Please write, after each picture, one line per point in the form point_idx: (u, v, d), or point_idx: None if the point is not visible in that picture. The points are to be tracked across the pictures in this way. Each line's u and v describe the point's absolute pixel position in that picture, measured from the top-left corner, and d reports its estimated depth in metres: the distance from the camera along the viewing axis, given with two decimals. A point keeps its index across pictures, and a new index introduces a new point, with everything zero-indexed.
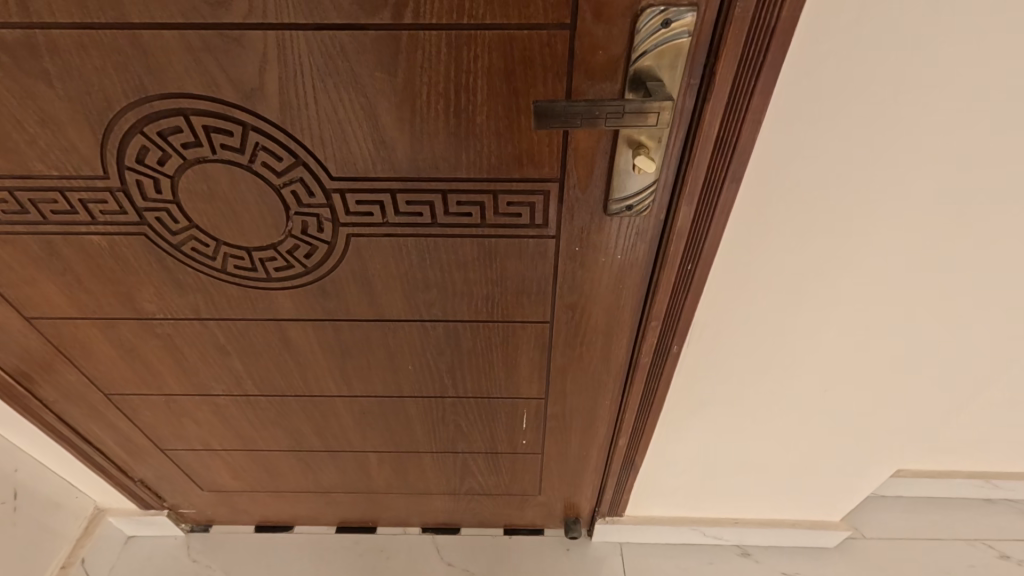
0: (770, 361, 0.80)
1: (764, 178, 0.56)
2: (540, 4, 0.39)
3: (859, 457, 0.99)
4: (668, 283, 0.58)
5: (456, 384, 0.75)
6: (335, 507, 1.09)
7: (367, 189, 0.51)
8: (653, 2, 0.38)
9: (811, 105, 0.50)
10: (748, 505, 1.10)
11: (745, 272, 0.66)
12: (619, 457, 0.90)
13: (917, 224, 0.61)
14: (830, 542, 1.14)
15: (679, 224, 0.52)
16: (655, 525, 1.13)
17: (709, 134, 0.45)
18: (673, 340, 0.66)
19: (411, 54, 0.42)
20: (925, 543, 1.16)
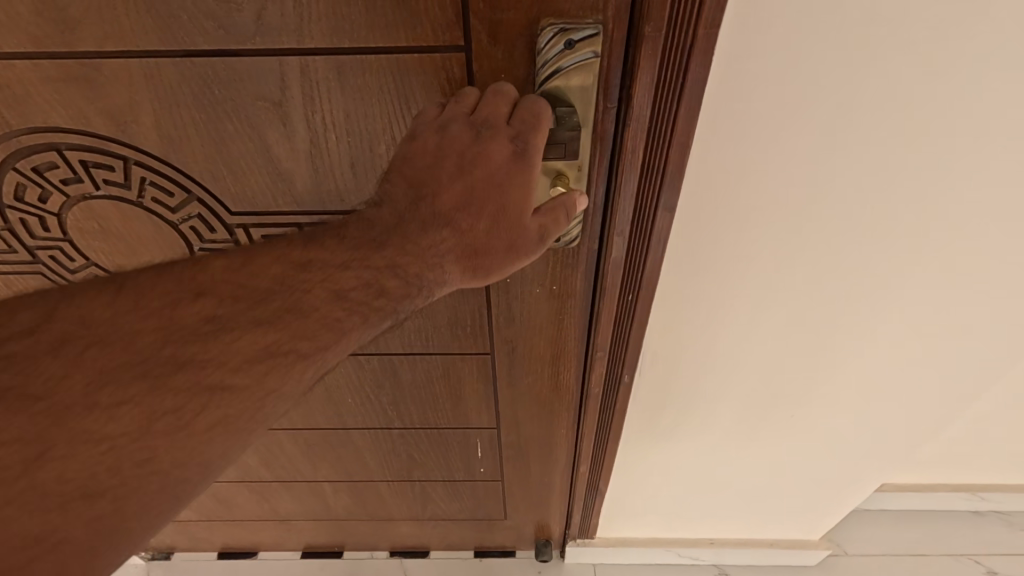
0: (734, 384, 0.76)
1: (706, 200, 0.53)
2: (429, 25, 0.34)
3: (836, 476, 0.95)
4: (611, 312, 0.55)
5: (402, 415, 0.71)
6: (297, 533, 1.05)
7: (271, 224, 0.47)
8: (553, 20, 0.34)
9: (753, 125, 0.46)
10: (724, 524, 1.06)
11: (696, 294, 0.63)
12: (582, 483, 0.88)
13: (879, 248, 0.57)
14: (809, 559, 1.10)
15: (614, 257, 0.49)
16: (628, 545, 1.10)
17: (633, 164, 0.41)
18: (622, 370, 0.65)
19: (295, 81, 0.38)
20: (909, 560, 1.12)
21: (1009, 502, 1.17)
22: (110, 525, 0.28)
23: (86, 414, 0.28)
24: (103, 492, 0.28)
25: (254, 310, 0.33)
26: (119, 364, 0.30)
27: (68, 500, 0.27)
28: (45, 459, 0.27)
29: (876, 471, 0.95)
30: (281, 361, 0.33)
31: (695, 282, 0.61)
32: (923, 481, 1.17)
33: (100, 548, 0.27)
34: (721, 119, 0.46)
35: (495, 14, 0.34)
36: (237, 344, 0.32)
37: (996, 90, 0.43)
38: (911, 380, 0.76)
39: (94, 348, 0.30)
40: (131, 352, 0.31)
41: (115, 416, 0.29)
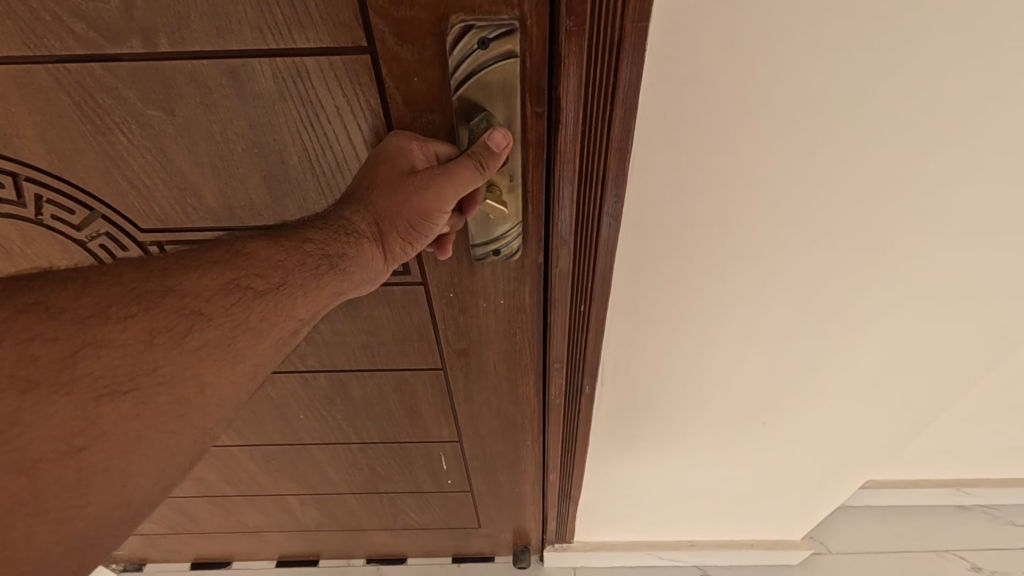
0: (706, 389, 0.73)
1: (659, 201, 0.49)
2: (324, 23, 0.30)
3: (814, 477, 0.93)
4: (564, 325, 0.51)
5: (359, 431, 0.68)
6: (268, 544, 1.02)
7: (187, 240, 0.44)
8: (463, 16, 0.30)
9: (702, 122, 0.43)
10: (703, 525, 1.05)
11: (658, 299, 0.60)
12: (554, 490, 0.86)
13: (847, 247, 0.53)
14: (793, 558, 1.08)
15: (560, 267, 0.45)
16: (607, 549, 1.09)
17: (569, 169, 0.37)
18: (583, 380, 0.61)
19: (184, 87, 0.34)
20: (893, 556, 1.11)
21: (992, 495, 1.16)
22: (102, 461, 0.26)
23: (71, 352, 0.26)
24: (93, 427, 0.26)
25: (214, 255, 0.32)
26: (100, 306, 0.28)
27: (59, 437, 0.25)
28: (34, 391, 0.25)
29: (856, 471, 0.93)
30: (257, 306, 0.32)
31: (656, 286, 0.58)
32: (907, 477, 1.15)
33: (98, 481, 0.26)
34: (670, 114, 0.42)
35: (399, 10, 0.30)
36: (201, 286, 0.31)
37: (965, 83, 0.40)
38: (888, 382, 0.73)
39: (73, 288, 0.28)
40: (109, 295, 0.29)
41: (99, 355, 0.27)
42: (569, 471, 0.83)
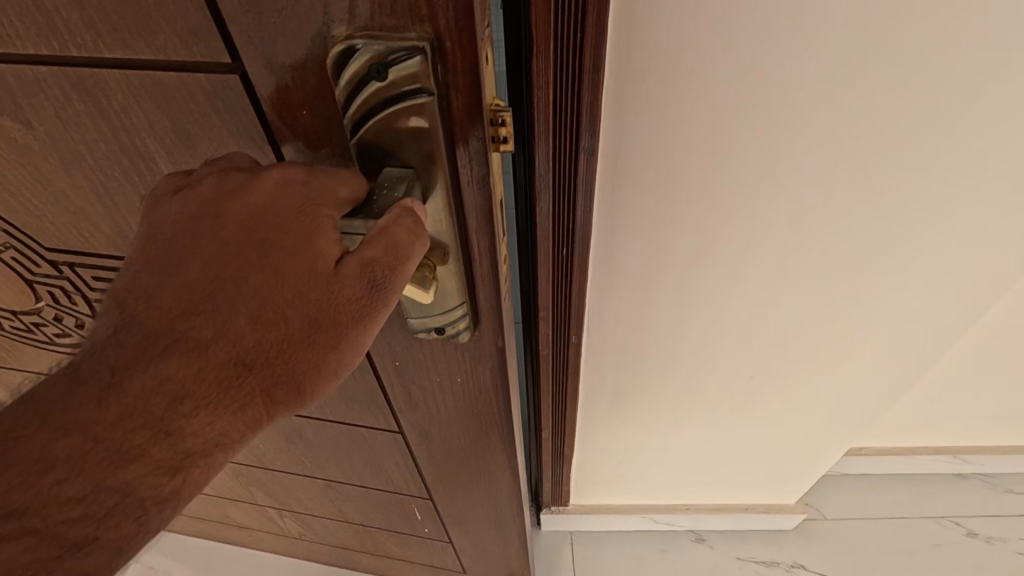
0: (697, 357, 0.73)
1: (638, 153, 0.49)
2: (176, 31, 0.22)
3: (807, 447, 0.92)
4: (547, 268, 0.55)
5: (322, 468, 0.64)
6: (263, 540, 1.02)
7: (97, 266, 0.38)
8: (349, 31, 0.20)
9: (678, 66, 0.42)
10: (699, 491, 1.04)
11: (650, 259, 0.58)
12: (548, 452, 0.90)
13: (837, 204, 0.52)
14: (788, 524, 1.08)
15: (541, 214, 0.48)
16: (600, 512, 1.09)
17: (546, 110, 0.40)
18: (569, 332, 0.65)
19: (31, 98, 0.26)
20: (889, 522, 1.11)
21: (992, 464, 1.14)
22: None
23: None
24: None
25: None
26: None
27: None
28: None
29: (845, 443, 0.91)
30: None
31: (644, 244, 0.57)
32: (905, 446, 1.12)
33: None
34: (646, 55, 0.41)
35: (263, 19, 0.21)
36: None
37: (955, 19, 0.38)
38: (887, 349, 0.71)
39: None
40: None
41: None
42: (560, 431, 0.85)
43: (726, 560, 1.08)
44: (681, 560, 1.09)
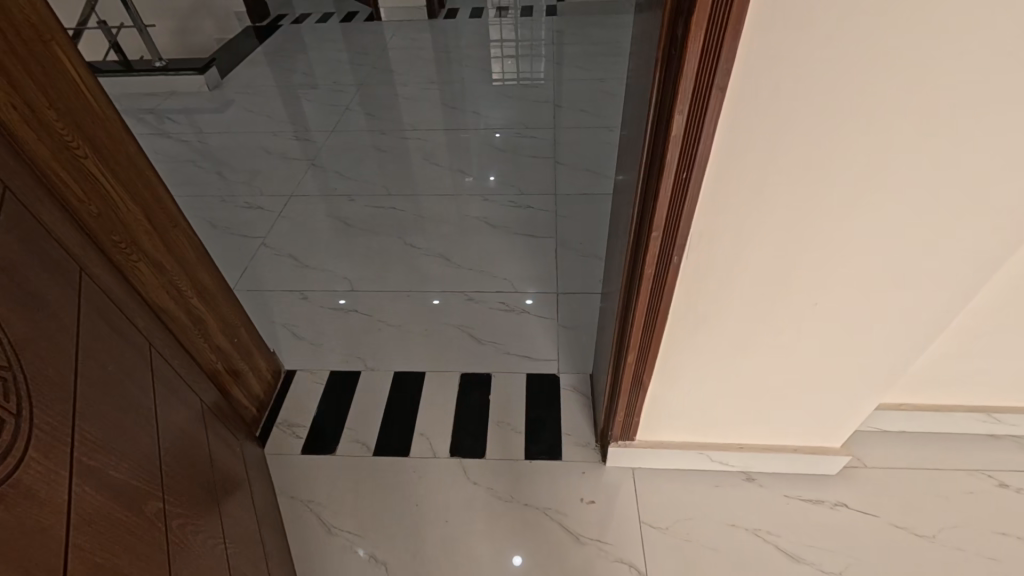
0: (765, 284, 0.86)
1: (748, 95, 0.61)
2: None
3: (850, 385, 1.05)
4: (670, 185, 0.69)
5: (200, 451, 0.92)
6: (353, 465, 1.32)
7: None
8: None
9: (787, 18, 0.55)
10: (751, 430, 1.16)
11: (745, 194, 0.72)
12: (629, 378, 1.03)
13: (895, 134, 0.66)
14: (831, 468, 1.21)
15: (675, 131, 0.63)
16: (664, 449, 1.21)
17: (696, 42, 0.56)
18: (673, 252, 0.77)
19: None
20: (925, 471, 1.22)
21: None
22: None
23: None
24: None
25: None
26: None
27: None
28: None
29: (881, 388, 1.06)
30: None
31: (743, 180, 0.70)
32: (941, 402, 1.22)
33: None
34: (773, 18, 0.55)
35: None
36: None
37: None
38: (925, 279, 0.84)
39: None
40: None
41: None
42: (644, 356, 0.97)
43: (776, 496, 1.20)
44: (733, 495, 1.21)
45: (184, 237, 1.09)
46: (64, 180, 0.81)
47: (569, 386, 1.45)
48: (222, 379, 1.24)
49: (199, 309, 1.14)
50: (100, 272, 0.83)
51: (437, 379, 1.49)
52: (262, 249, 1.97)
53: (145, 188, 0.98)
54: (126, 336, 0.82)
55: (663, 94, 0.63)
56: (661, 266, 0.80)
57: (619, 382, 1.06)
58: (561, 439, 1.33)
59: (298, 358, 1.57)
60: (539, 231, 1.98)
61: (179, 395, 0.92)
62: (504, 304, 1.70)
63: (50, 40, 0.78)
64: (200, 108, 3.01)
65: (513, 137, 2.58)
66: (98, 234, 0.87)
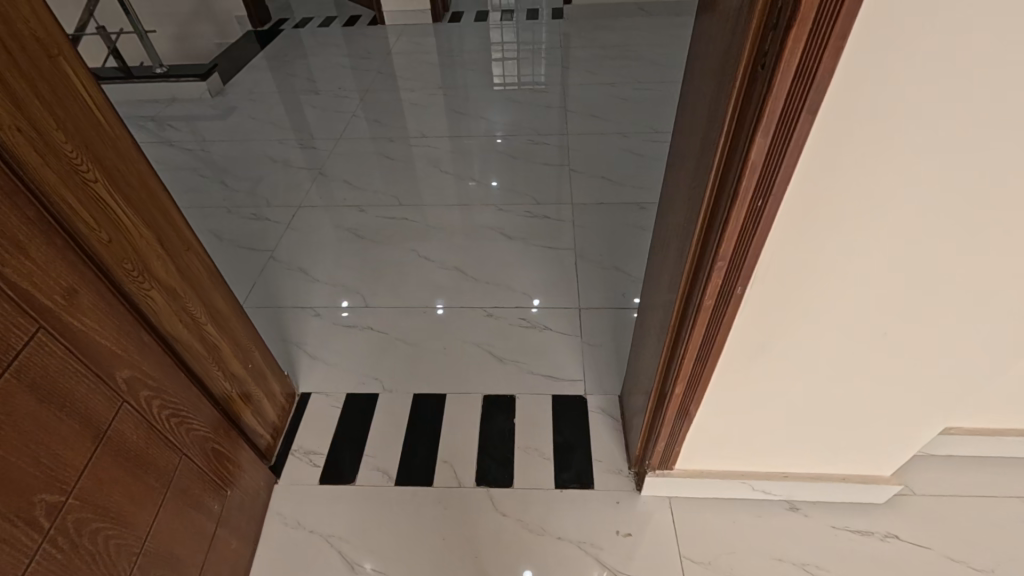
0: (833, 317, 0.78)
1: (841, 121, 0.54)
2: None
3: (906, 415, 0.99)
4: (741, 214, 0.63)
5: (125, 537, 0.79)
6: (370, 495, 1.25)
7: None
8: None
9: (892, 38, 0.48)
10: (798, 458, 1.10)
11: (830, 220, 0.64)
12: (673, 407, 0.97)
13: (998, 165, 0.58)
14: (879, 496, 1.15)
15: (754, 157, 0.57)
16: (703, 479, 1.15)
17: (791, 60, 0.49)
18: (738, 282, 0.70)
19: None
20: (977, 499, 1.16)
21: None
22: None
23: None
24: None
25: None
26: None
27: None
28: None
29: (939, 417, 0.99)
30: None
31: (830, 206, 0.62)
32: (996, 427, 1.16)
33: None
34: (881, 33, 0.48)
35: None
36: None
37: None
38: (1005, 308, 0.77)
39: None
40: None
41: None
42: (691, 385, 0.91)
43: (822, 528, 1.14)
44: (776, 526, 1.15)
45: (198, 260, 1.03)
46: (73, 206, 0.75)
47: (597, 408, 1.39)
48: (236, 408, 1.17)
49: (213, 336, 1.07)
50: (82, 318, 0.73)
51: (459, 401, 1.42)
52: (271, 263, 1.90)
53: (157, 209, 0.91)
54: (56, 411, 0.68)
55: (741, 116, 0.57)
56: (722, 297, 0.73)
57: (662, 411, 0.99)
58: (592, 466, 1.27)
59: (312, 380, 1.50)
60: (556, 243, 1.92)
61: (132, 466, 0.80)
62: (525, 319, 1.63)
63: (57, 56, 0.72)
64: (202, 115, 2.93)
65: (525, 145, 2.51)
66: (109, 262, 0.81)
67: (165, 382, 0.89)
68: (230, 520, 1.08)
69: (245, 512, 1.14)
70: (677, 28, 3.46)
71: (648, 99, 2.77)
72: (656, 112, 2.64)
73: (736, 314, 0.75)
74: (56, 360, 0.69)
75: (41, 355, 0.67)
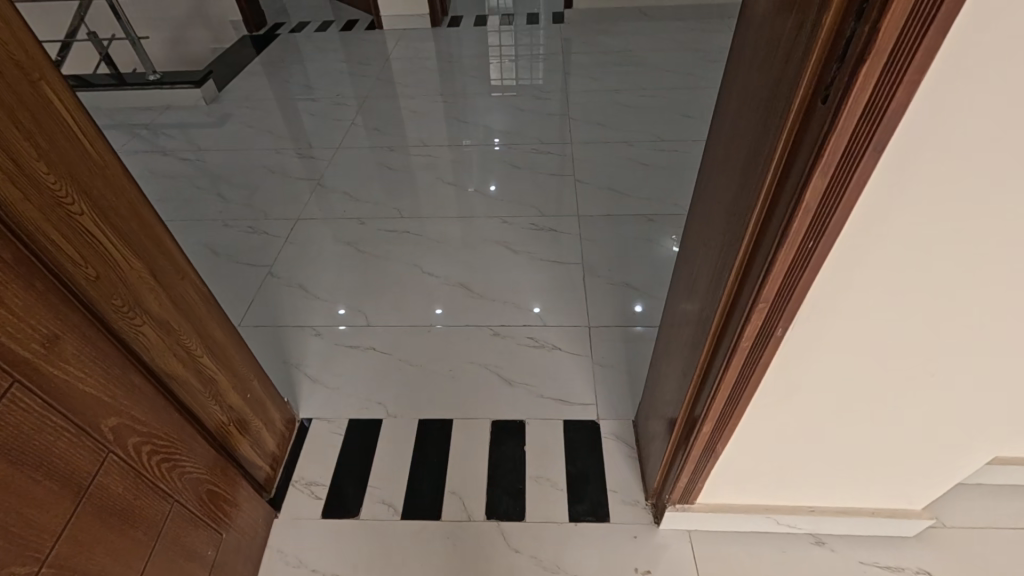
0: (877, 364, 0.73)
1: (908, 163, 0.49)
2: None
3: (945, 452, 0.94)
4: (788, 256, 0.57)
5: None
6: (375, 530, 1.20)
7: None
8: None
9: (973, 76, 0.43)
10: (827, 493, 1.05)
11: (888, 265, 0.58)
12: (700, 444, 0.91)
13: None
14: (909, 530, 1.10)
15: (808, 198, 0.51)
16: (725, 513, 1.10)
17: (859, 97, 0.44)
18: (779, 324, 0.65)
19: None
20: (1011, 532, 1.11)
21: None
22: None
23: None
24: None
25: None
26: None
27: None
28: None
29: (979, 454, 0.94)
30: None
31: (889, 251, 0.56)
32: None
33: None
34: (961, 70, 0.42)
35: None
36: None
37: None
38: None
39: None
40: None
41: None
42: (720, 424, 0.85)
43: (850, 564, 1.09)
44: (803, 563, 1.10)
45: (193, 289, 0.97)
46: (58, 242, 0.69)
47: (611, 434, 1.33)
48: (234, 441, 1.11)
49: (210, 369, 1.01)
50: (63, 366, 0.67)
51: (466, 427, 1.37)
52: (269, 279, 1.84)
53: (150, 239, 0.86)
54: (33, 472, 0.63)
55: (794, 152, 0.52)
56: (760, 340, 0.68)
57: (687, 447, 0.94)
58: (607, 497, 1.22)
59: (314, 404, 1.44)
60: (563, 257, 1.86)
61: (117, 522, 0.75)
62: (533, 339, 1.58)
63: (38, 80, 0.66)
64: (197, 122, 2.87)
65: (528, 153, 2.46)
66: (97, 300, 0.75)
67: (156, 426, 0.83)
68: (224, 563, 1.02)
69: (241, 553, 1.08)
70: (679, 33, 3.42)
71: (652, 105, 2.73)
72: (660, 120, 2.59)
73: (774, 357, 0.70)
74: (33, 417, 0.63)
75: (15, 413, 0.61)
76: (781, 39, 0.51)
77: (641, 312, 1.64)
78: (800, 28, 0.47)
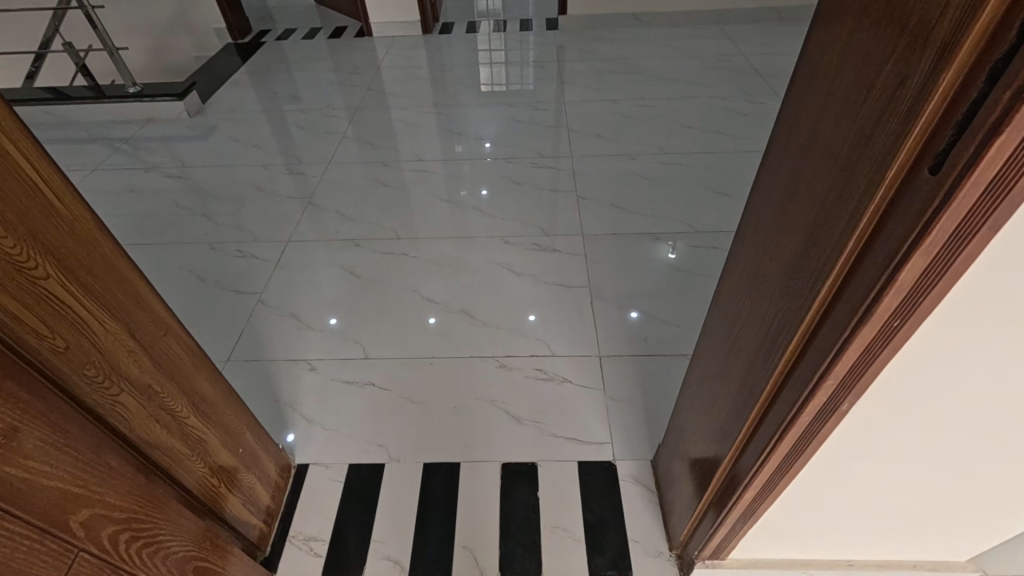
0: (943, 435, 0.66)
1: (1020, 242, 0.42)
2: None
3: (1000, 517, 0.87)
4: (867, 335, 0.50)
5: None
6: None
7: None
8: None
9: None
10: (867, 550, 0.98)
11: (977, 343, 0.51)
12: (740, 508, 0.84)
13: None
14: None
15: (903, 278, 0.44)
16: (757, 567, 1.03)
17: (984, 174, 0.37)
18: (844, 400, 0.58)
19: None
20: None
21: None
22: None
23: None
24: None
25: None
26: None
27: None
28: None
29: None
30: None
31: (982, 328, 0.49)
32: None
33: None
34: None
35: None
36: None
37: None
38: None
39: None
40: None
41: None
42: (764, 490, 0.78)
43: None
44: None
45: (179, 345, 0.88)
46: (18, 315, 0.60)
47: (629, 476, 1.26)
48: (226, 503, 1.02)
49: (197, 429, 0.92)
50: (23, 462, 0.58)
51: (475, 471, 1.29)
52: (259, 308, 1.74)
53: (128, 297, 0.77)
54: None
55: (884, 225, 0.44)
56: (820, 414, 0.61)
57: (724, 510, 0.87)
58: (629, 547, 1.15)
59: (310, 448, 1.35)
60: (569, 280, 1.79)
61: None
62: (541, 371, 1.50)
63: None
64: (180, 136, 2.74)
65: (527, 168, 2.38)
66: (66, 375, 0.66)
67: (136, 508, 0.74)
68: None
69: None
70: (675, 41, 3.37)
71: (652, 116, 2.66)
72: (662, 131, 2.53)
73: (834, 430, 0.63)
74: None
75: None
76: (867, 91, 0.44)
77: (654, 340, 1.57)
78: (899, 84, 0.40)
